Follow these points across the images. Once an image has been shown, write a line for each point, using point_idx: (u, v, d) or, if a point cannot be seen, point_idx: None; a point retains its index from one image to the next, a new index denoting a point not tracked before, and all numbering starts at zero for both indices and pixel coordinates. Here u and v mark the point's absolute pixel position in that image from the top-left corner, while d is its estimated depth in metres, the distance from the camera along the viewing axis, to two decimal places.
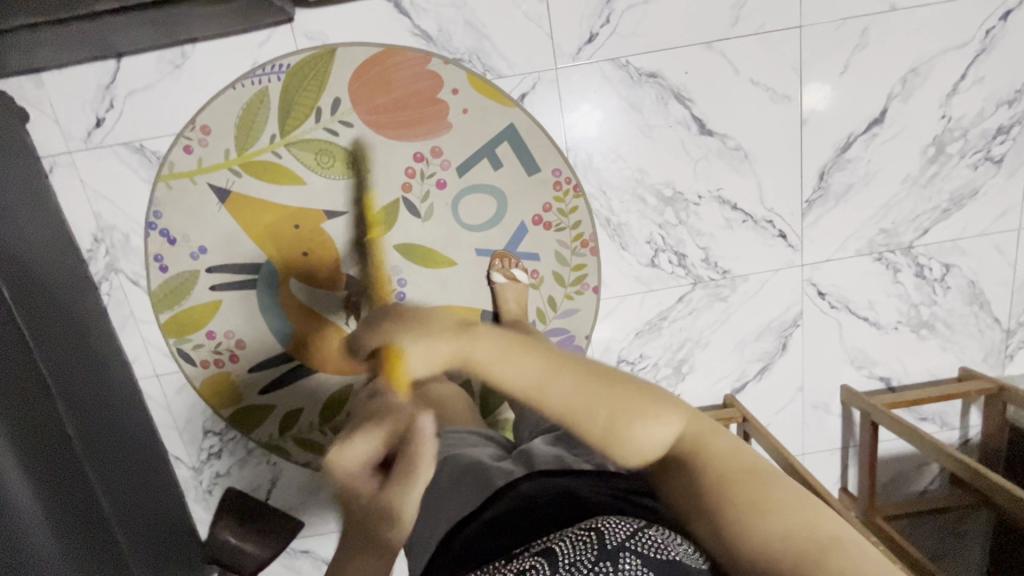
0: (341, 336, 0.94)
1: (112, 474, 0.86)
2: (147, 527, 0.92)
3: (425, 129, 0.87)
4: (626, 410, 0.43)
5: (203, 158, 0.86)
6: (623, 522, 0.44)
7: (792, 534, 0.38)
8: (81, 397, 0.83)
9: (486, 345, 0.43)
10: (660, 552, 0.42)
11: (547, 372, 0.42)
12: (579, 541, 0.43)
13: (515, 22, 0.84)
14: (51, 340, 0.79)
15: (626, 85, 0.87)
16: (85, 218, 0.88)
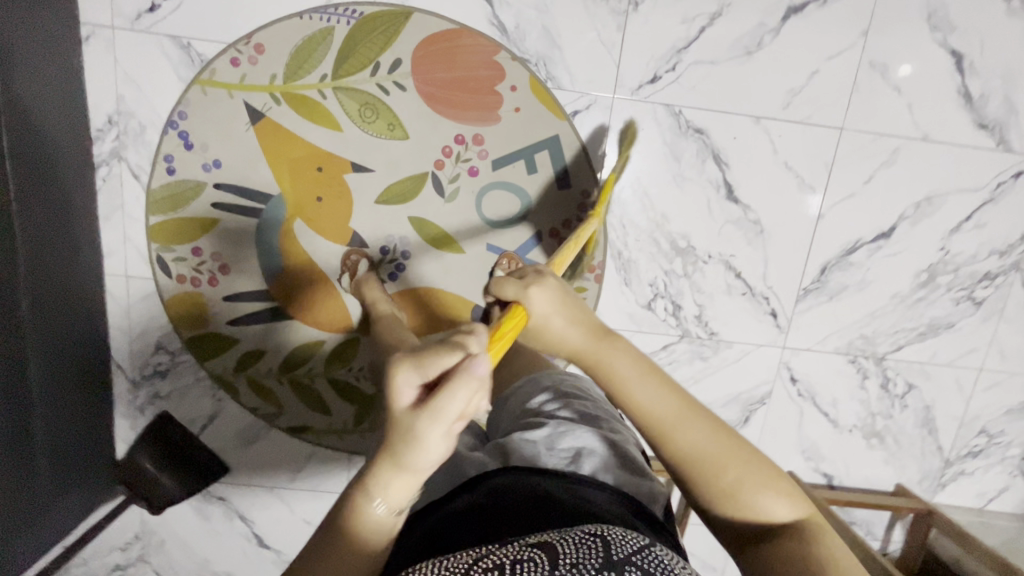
0: (331, 294, 0.93)
1: (52, 360, 0.81)
2: (69, 426, 0.86)
3: (473, 115, 0.87)
4: (752, 477, 0.51)
5: (247, 75, 0.84)
6: (631, 537, 0.44)
7: None
8: (45, 272, 0.78)
9: (626, 362, 0.54)
10: (664, 572, 0.42)
11: (683, 415, 0.52)
12: (585, 543, 0.42)
13: (588, 43, 0.86)
14: (32, 205, 0.75)
15: (672, 133, 0.90)
16: (105, 97, 0.84)
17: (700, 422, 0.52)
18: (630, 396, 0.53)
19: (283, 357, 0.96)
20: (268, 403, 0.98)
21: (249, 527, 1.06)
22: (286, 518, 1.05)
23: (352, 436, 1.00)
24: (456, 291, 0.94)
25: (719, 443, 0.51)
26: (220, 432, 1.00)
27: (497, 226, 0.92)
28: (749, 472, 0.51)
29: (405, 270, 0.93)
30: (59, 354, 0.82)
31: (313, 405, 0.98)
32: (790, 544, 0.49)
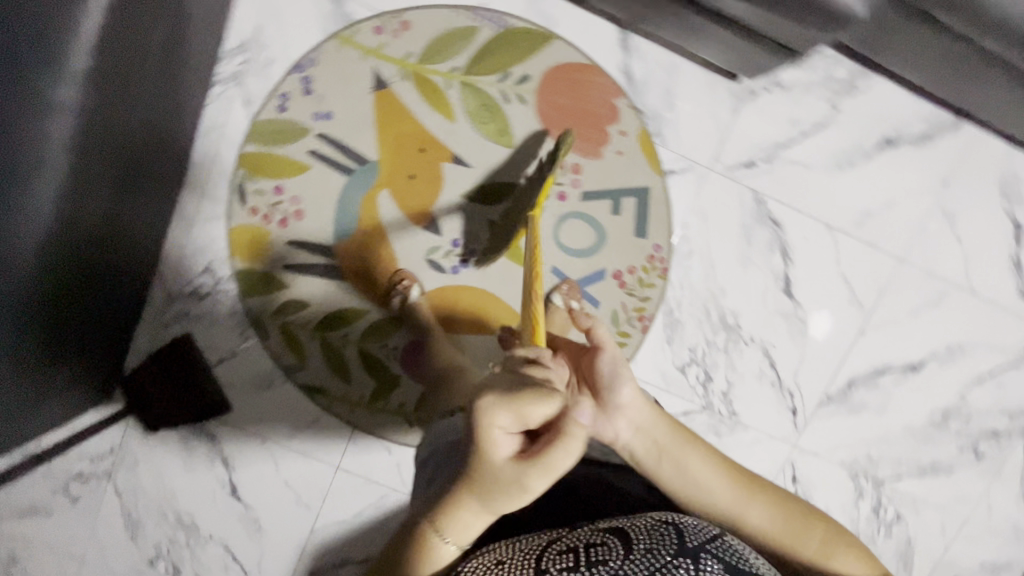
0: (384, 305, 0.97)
1: (125, 258, 0.80)
2: (108, 326, 0.84)
3: (579, 146, 0.91)
4: (820, 542, 0.57)
5: (386, 45, 0.88)
6: (702, 525, 0.52)
7: None
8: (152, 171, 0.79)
9: (689, 458, 0.58)
10: (735, 560, 0.49)
11: (743, 499, 0.57)
12: (659, 532, 0.50)
13: (702, 114, 0.91)
14: (169, 109, 0.77)
15: (752, 217, 0.95)
16: (246, 23, 0.87)
17: (755, 501, 0.58)
18: (692, 486, 0.58)
19: (323, 315, 0.97)
20: (293, 355, 0.98)
21: (228, 473, 1.03)
22: (269, 474, 1.03)
23: (363, 412, 1.00)
24: (509, 301, 0.95)
25: (781, 514, 0.58)
26: (234, 371, 0.98)
27: (566, 252, 0.94)
28: (816, 537, 0.57)
29: (467, 268, 0.95)
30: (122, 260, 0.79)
31: (337, 371, 0.98)
32: None
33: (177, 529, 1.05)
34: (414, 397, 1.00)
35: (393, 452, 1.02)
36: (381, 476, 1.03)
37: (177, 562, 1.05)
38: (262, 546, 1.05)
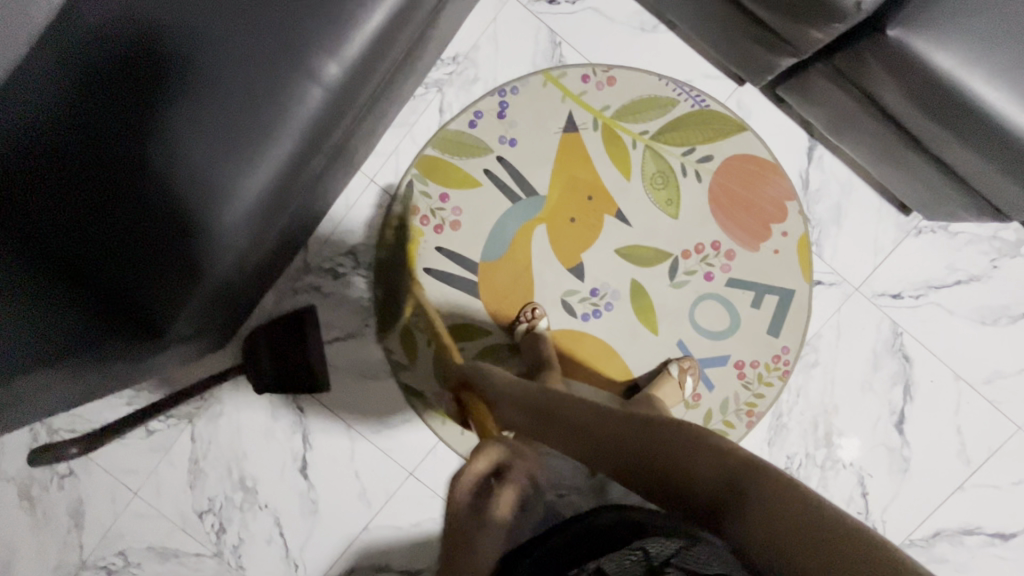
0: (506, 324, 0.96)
1: (293, 232, 0.80)
2: (250, 297, 0.85)
3: (739, 234, 0.93)
4: (659, 437, 0.52)
5: (587, 93, 0.92)
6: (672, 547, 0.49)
7: (802, 524, 0.38)
8: (351, 154, 0.82)
9: (569, 408, 0.60)
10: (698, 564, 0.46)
11: (597, 424, 0.57)
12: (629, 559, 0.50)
13: (864, 235, 0.93)
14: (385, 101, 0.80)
15: (885, 346, 0.95)
16: (465, 39, 0.92)
17: (613, 417, 0.57)
18: (563, 423, 0.60)
19: (446, 324, 0.98)
20: (404, 353, 0.99)
21: (303, 449, 1.03)
22: (341, 460, 1.02)
23: (452, 427, 1.00)
24: (629, 362, 0.95)
25: (619, 423, 0.56)
26: (344, 353, 0.99)
27: (697, 330, 0.95)
28: (654, 432, 0.53)
29: (599, 318, 0.95)
30: (287, 234, 0.79)
31: (441, 381, 0.99)
32: (739, 495, 0.44)
33: (236, 489, 1.04)
34: None
35: None
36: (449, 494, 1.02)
37: (225, 522, 1.03)
38: (311, 531, 1.03)
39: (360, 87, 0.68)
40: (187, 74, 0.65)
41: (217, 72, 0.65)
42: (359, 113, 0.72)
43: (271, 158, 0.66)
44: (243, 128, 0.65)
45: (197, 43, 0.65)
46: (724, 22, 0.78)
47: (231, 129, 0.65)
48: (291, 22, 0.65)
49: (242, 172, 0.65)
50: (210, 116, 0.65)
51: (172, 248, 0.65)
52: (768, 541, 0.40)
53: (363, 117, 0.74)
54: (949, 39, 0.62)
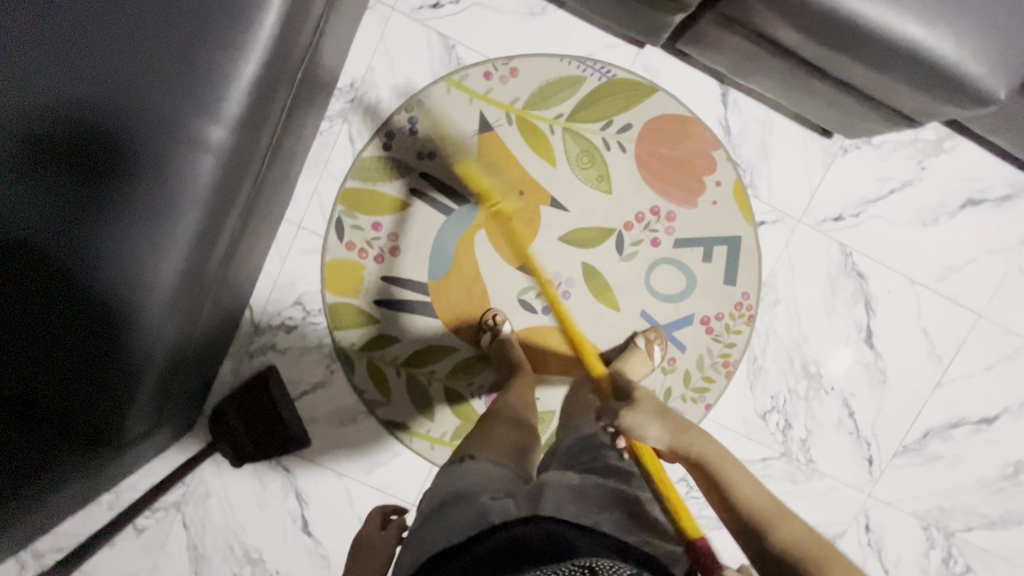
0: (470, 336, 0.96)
1: (228, 300, 0.78)
2: (205, 368, 0.83)
3: (675, 194, 0.93)
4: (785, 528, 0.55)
5: (493, 90, 0.90)
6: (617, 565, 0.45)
7: None
8: (267, 207, 0.79)
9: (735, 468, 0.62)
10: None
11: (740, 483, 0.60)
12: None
13: (793, 167, 0.94)
14: (288, 148, 0.77)
15: (838, 269, 0.97)
16: (358, 64, 0.89)
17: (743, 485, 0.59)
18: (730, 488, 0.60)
19: (411, 351, 0.96)
20: (376, 391, 0.97)
21: (300, 507, 1.00)
22: (340, 512, 1.00)
23: (441, 449, 0.98)
24: (599, 344, 0.95)
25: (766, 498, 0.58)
26: (316, 404, 0.97)
27: (657, 296, 0.95)
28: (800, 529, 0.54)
29: (559, 308, 0.95)
30: (219, 305, 0.75)
31: (420, 407, 0.97)
32: None
33: (242, 564, 1.00)
34: None
35: None
36: None
37: None
38: None
39: (253, 141, 0.65)
40: (63, 159, 0.59)
41: (99, 153, 0.59)
42: (260, 168, 0.69)
43: (176, 240, 0.61)
44: (143, 210, 0.60)
45: (72, 126, 0.59)
46: None
47: (127, 220, 0.60)
48: (171, 96, 0.61)
49: (150, 259, 0.60)
50: (101, 202, 0.59)
51: (96, 359, 0.60)
52: None
53: (265, 170, 0.71)
54: None
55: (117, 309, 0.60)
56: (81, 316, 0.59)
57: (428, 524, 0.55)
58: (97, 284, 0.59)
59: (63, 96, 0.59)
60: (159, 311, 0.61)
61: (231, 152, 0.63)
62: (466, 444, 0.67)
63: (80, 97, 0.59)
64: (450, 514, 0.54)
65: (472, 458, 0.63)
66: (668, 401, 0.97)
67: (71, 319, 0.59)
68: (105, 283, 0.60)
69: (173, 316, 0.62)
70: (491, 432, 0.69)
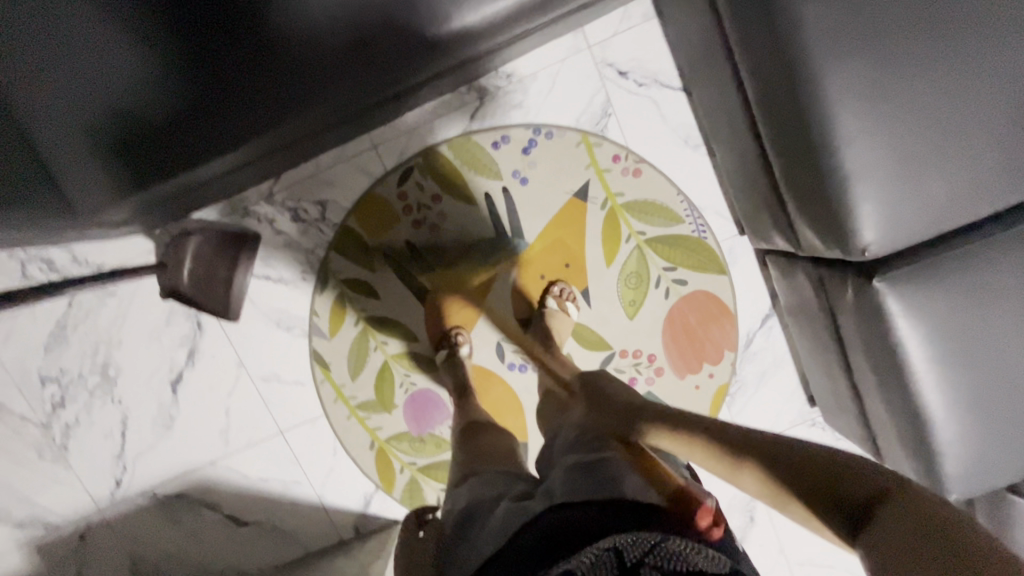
0: (464, 315, 0.96)
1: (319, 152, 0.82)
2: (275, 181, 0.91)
3: (674, 358, 0.98)
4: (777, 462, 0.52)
5: (611, 172, 0.93)
6: (641, 538, 0.47)
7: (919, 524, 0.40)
8: (367, 121, 0.77)
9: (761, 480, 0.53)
10: (676, 563, 0.46)
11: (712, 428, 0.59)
12: (604, 561, 0.46)
13: (770, 406, 1.02)
14: (422, 89, 0.76)
15: (740, 501, 1.04)
16: (527, 66, 0.90)
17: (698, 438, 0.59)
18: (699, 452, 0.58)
19: (380, 314, 0.95)
20: (327, 322, 0.95)
21: (185, 364, 0.94)
22: (216, 395, 0.96)
23: (341, 408, 0.97)
24: (527, 424, 0.98)
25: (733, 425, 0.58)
26: (269, 294, 0.94)
27: None
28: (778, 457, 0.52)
29: (522, 372, 0.97)
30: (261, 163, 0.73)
31: (350, 361, 0.96)
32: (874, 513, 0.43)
33: (93, 373, 0.93)
34: (391, 429, 0.98)
35: (337, 455, 0.99)
36: (309, 466, 0.99)
37: (67, 400, 0.93)
38: (156, 444, 0.96)
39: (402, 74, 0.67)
40: None
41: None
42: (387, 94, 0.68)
43: (333, 70, 0.65)
44: (339, 48, 0.64)
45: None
46: (755, 182, 0.82)
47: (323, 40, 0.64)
48: None
49: (312, 72, 0.65)
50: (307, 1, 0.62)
51: (218, 111, 0.65)
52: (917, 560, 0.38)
53: (392, 98, 0.71)
54: (916, 311, 0.69)
55: (260, 84, 0.65)
56: (235, 67, 0.64)
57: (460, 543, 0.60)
58: (267, 66, 0.64)
59: None
60: (288, 121, 0.67)
61: (408, 54, 0.66)
62: (469, 462, 0.73)
63: None
64: (479, 525, 0.60)
65: (474, 477, 0.68)
66: None
67: (212, 54, 0.63)
68: (264, 60, 0.64)
69: (288, 121, 0.67)
70: (482, 445, 0.76)
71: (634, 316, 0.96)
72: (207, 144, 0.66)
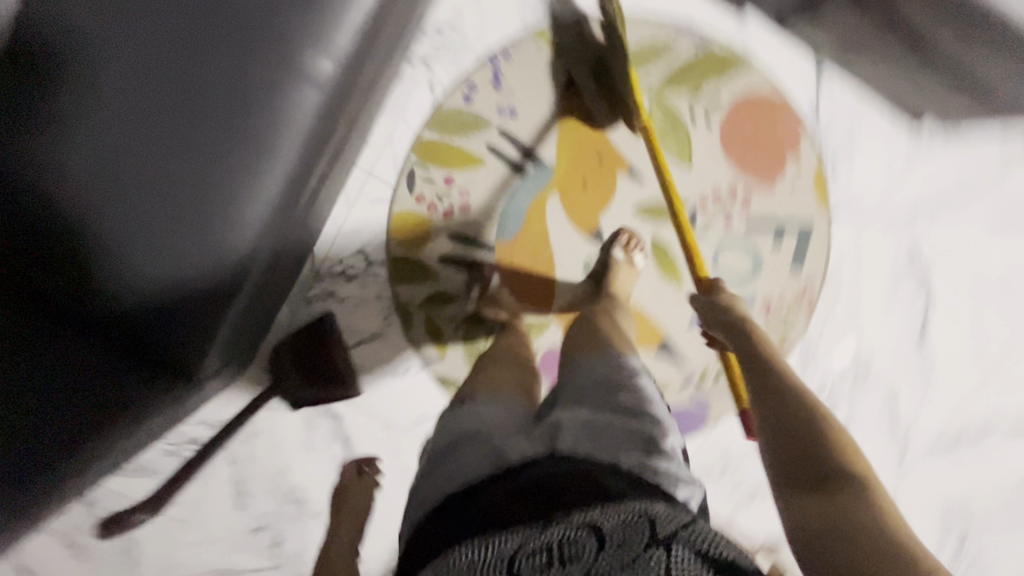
0: (539, 265, 0.93)
1: None
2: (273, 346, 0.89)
3: (752, 174, 0.93)
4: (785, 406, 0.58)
5: (583, 48, 0.88)
6: (672, 512, 0.46)
7: (885, 509, 0.47)
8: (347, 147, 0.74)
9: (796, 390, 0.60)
10: (716, 550, 0.44)
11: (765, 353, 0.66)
12: (635, 520, 0.45)
13: (875, 156, 0.95)
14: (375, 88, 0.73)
15: (902, 260, 0.97)
16: (447, 7, 0.86)
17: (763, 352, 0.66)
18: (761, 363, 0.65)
19: (469, 311, 0.96)
20: (432, 346, 0.97)
21: (346, 453, 0.99)
22: (389, 464, 1.00)
23: None
24: (656, 318, 0.97)
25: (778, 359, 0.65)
26: (370, 355, 0.96)
27: (721, 278, 0.95)
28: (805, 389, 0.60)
29: None
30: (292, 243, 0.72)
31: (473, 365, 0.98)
32: (853, 481, 0.50)
33: (286, 503, 0.99)
34: None
35: None
36: None
37: (282, 537, 0.99)
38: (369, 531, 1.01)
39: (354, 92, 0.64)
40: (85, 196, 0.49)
41: (124, 176, 0.48)
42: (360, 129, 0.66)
43: (197, 295, 0.51)
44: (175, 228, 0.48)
45: (92, 138, 0.48)
46: None
47: (157, 254, 0.49)
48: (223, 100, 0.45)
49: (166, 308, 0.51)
50: (122, 237, 0.50)
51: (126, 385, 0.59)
52: (845, 516, 0.47)
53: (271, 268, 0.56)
54: None
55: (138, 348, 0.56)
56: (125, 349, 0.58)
57: (438, 466, 0.56)
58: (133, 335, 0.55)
59: (95, 48, 0.46)
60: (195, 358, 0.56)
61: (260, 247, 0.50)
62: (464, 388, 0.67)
63: (111, 54, 0.46)
64: (461, 456, 0.55)
65: (467, 404, 0.62)
66: (716, 379, 1.00)
67: (91, 316, 0.56)
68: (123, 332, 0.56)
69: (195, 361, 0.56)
70: (483, 377, 0.69)
71: (691, 163, 0.91)
72: (132, 391, 0.59)
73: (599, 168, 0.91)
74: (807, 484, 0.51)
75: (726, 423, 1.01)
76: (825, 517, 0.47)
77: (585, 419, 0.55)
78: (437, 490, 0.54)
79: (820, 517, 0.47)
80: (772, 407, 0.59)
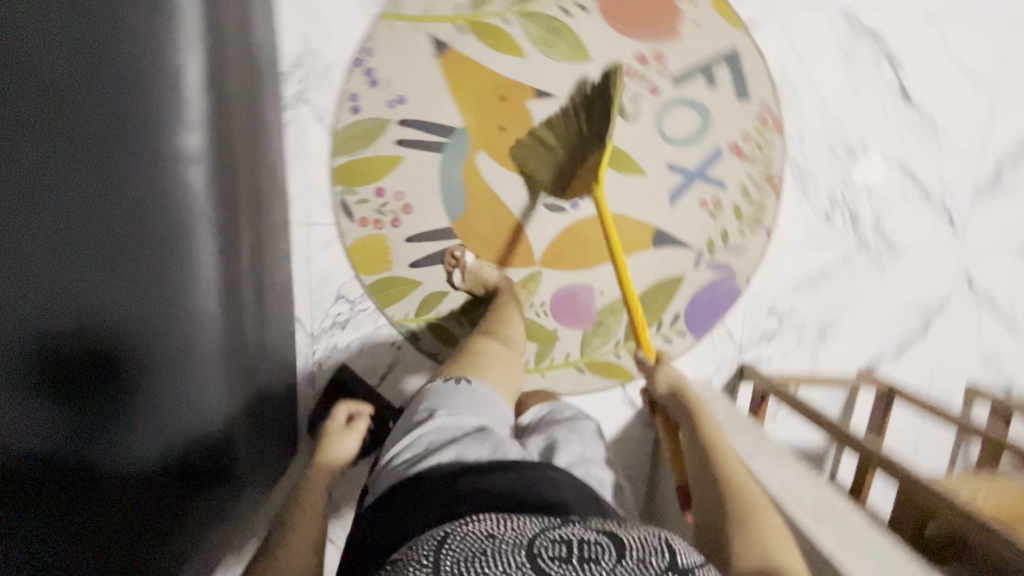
0: (504, 222, 0.92)
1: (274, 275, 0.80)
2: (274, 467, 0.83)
3: (655, 34, 0.88)
4: (721, 466, 0.63)
5: (433, 5, 0.85)
6: (691, 549, 0.46)
7: (770, 545, 0.53)
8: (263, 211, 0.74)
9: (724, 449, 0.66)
10: None
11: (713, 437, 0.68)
12: (652, 546, 0.45)
13: None
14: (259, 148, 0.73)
15: (847, 36, 0.92)
16: (292, 38, 0.84)
17: (707, 430, 0.69)
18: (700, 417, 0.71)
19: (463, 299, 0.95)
20: (448, 347, 0.96)
21: None
22: None
23: (533, 375, 0.98)
24: (639, 215, 0.94)
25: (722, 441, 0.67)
26: (397, 385, 0.96)
27: (679, 146, 0.92)
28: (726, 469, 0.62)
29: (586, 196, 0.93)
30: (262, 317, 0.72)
31: None
32: (767, 542, 0.54)
33: None
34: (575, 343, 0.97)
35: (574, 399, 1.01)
36: None
37: None
38: None
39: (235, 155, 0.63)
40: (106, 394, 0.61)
41: (117, 331, 0.60)
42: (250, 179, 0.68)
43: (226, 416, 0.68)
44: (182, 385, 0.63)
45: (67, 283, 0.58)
46: None
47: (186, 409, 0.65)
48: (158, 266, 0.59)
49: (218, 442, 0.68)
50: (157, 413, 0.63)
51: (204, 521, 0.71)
52: (757, 559, 0.52)
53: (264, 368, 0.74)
54: None
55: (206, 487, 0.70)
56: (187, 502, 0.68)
57: (411, 454, 0.63)
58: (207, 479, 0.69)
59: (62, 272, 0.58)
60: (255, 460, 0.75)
61: (225, 317, 0.64)
62: (452, 368, 0.76)
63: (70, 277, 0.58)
64: (440, 451, 0.61)
65: (467, 386, 0.72)
66: (729, 242, 0.96)
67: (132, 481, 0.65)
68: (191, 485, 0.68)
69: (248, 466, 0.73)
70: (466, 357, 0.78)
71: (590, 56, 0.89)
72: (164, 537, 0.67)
73: (508, 106, 0.89)
74: (715, 545, 0.56)
75: (759, 276, 0.99)
76: (722, 534, 0.56)
77: (574, 449, 0.67)
78: (407, 468, 0.61)
79: (721, 539, 0.55)
80: (704, 457, 0.65)
